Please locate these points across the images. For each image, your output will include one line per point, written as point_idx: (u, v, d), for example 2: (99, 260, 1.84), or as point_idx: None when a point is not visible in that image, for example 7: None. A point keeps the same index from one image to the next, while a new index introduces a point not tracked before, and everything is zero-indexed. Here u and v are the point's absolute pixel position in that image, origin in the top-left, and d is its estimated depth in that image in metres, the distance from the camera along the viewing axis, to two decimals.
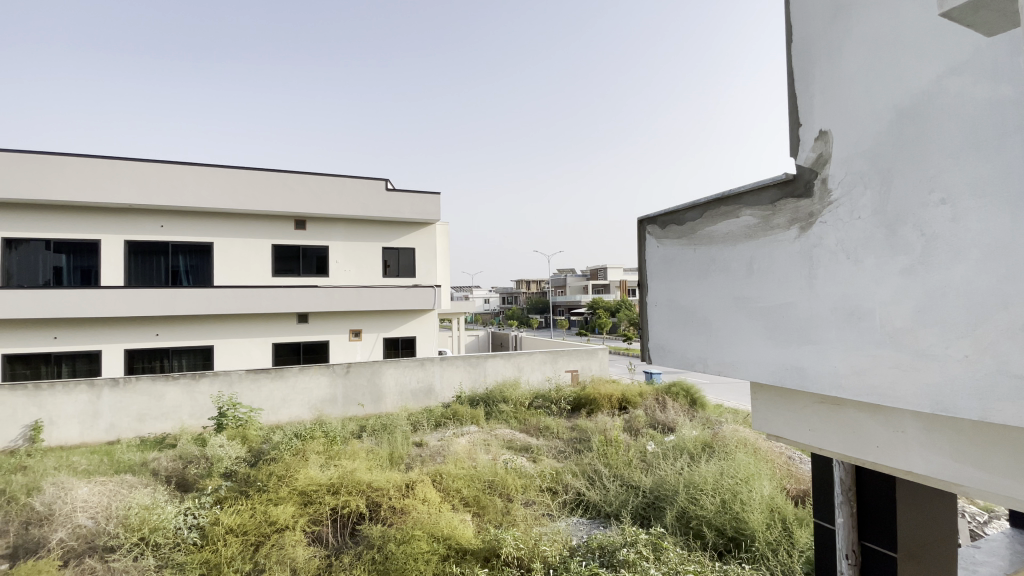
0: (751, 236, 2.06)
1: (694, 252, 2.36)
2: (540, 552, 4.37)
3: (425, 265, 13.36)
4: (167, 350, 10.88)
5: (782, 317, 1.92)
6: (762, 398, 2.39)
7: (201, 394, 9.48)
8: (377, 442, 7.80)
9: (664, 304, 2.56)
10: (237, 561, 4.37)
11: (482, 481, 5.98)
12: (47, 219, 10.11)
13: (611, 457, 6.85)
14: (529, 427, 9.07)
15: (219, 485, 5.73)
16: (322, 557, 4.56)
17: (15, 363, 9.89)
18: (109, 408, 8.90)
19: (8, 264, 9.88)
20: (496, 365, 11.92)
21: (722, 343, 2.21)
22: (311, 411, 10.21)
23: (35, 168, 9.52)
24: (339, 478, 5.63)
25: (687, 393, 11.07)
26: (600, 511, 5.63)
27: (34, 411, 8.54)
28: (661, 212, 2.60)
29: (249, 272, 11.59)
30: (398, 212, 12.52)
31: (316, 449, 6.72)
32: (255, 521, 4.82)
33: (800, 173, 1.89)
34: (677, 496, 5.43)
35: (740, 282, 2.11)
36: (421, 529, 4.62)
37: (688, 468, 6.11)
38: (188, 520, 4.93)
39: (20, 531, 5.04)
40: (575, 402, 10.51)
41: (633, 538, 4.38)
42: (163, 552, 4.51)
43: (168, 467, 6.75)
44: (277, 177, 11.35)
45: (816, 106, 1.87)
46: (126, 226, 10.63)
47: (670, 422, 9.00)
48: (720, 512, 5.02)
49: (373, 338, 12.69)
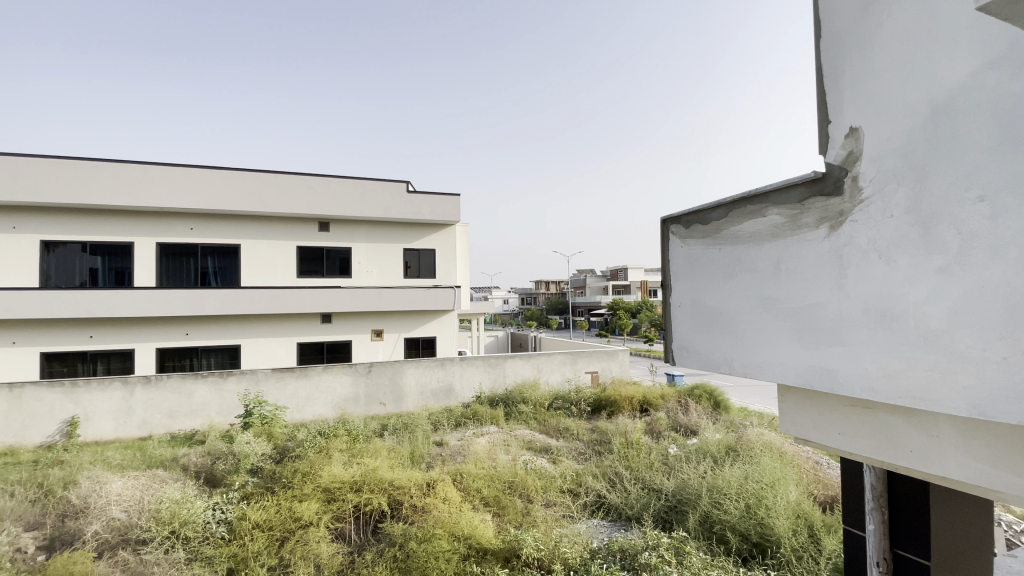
0: (777, 236, 2.03)
1: (719, 252, 2.33)
2: (561, 554, 4.36)
3: (446, 266, 13.46)
4: (196, 349, 11.21)
5: (811, 318, 1.88)
6: (791, 401, 2.35)
7: (229, 392, 9.73)
8: (398, 441, 7.89)
9: (689, 305, 2.53)
10: (263, 556, 4.48)
11: (502, 481, 6.00)
12: (83, 222, 10.52)
13: (632, 460, 6.79)
14: (548, 428, 9.06)
15: (246, 481, 5.88)
16: (345, 553, 4.63)
17: (53, 361, 10.30)
18: (142, 405, 9.21)
19: (47, 266, 10.30)
20: (515, 366, 11.92)
21: (748, 344, 2.19)
22: (334, 409, 10.38)
23: (73, 174, 9.97)
24: (361, 476, 5.71)
25: (710, 395, 10.89)
26: (620, 514, 5.60)
27: (70, 407, 8.87)
28: (684, 212, 2.57)
29: (274, 273, 11.85)
30: (419, 213, 12.62)
31: (339, 447, 6.84)
32: (280, 517, 4.93)
33: (830, 170, 1.85)
34: (700, 500, 5.34)
35: (766, 283, 2.08)
36: (442, 528, 4.66)
37: (711, 472, 6.01)
38: (216, 515, 5.08)
39: (58, 522, 5.26)
40: (596, 403, 10.44)
41: (654, 542, 4.35)
42: (193, 545, 4.65)
43: (197, 463, 6.95)
44: (301, 180, 11.59)
45: (846, 102, 1.83)
46: (157, 229, 11.00)
47: (692, 424, 8.88)
48: (744, 517, 4.93)
49: (394, 338, 12.84)
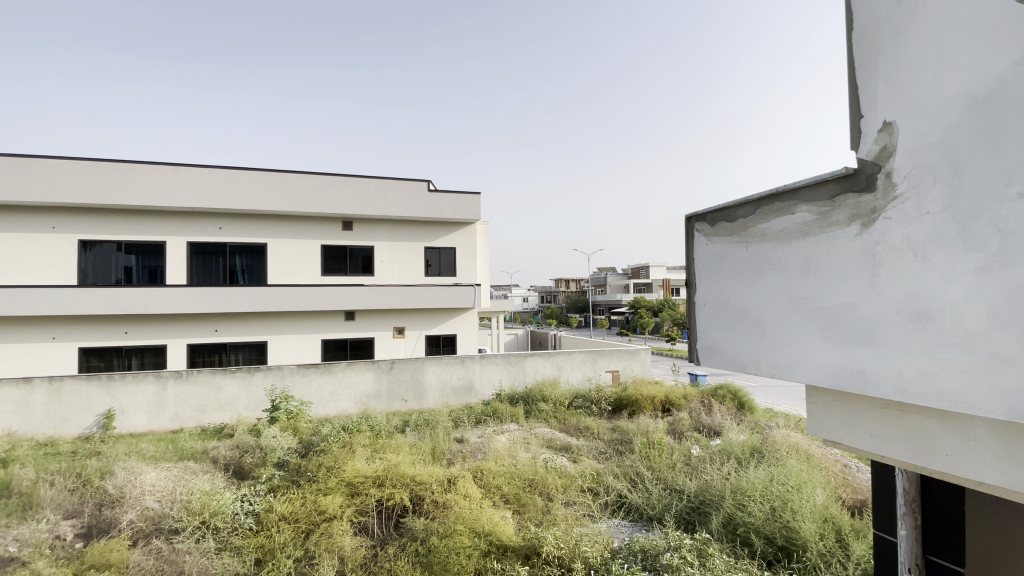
0: (806, 233, 1.99)
1: (746, 250, 2.30)
2: (581, 553, 4.36)
3: (466, 264, 13.52)
4: (225, 345, 11.54)
5: (842, 319, 1.84)
6: (819, 402, 2.31)
7: (256, 387, 9.98)
8: (420, 438, 7.98)
9: (714, 304, 2.50)
10: (289, 547, 4.60)
11: (523, 479, 6.02)
12: (118, 222, 10.92)
13: (654, 460, 6.72)
14: (568, 427, 9.04)
15: (273, 474, 6.04)
16: (368, 547, 4.71)
17: (91, 356, 10.73)
18: (173, 399, 9.52)
19: (84, 264, 10.72)
20: (535, 364, 11.92)
21: (775, 345, 2.15)
22: (357, 405, 10.58)
23: (108, 176, 10.38)
24: (384, 471, 5.80)
25: (734, 396, 10.70)
26: (642, 514, 5.57)
27: (107, 400, 9.24)
28: (709, 209, 2.54)
29: (299, 271, 12.09)
30: (440, 212, 12.71)
31: (362, 442, 6.96)
32: (306, 510, 5.05)
33: (862, 166, 1.81)
34: (723, 502, 5.27)
35: (795, 282, 2.04)
36: (463, 524, 4.70)
37: (735, 474, 5.91)
38: (244, 507, 5.23)
39: (95, 511, 5.49)
40: (617, 403, 10.38)
41: (676, 543, 4.31)
42: (222, 535, 4.81)
43: (226, 455, 7.16)
44: (325, 180, 11.81)
45: (880, 96, 1.78)
46: (188, 228, 11.35)
47: (716, 425, 8.75)
48: (769, 520, 4.84)
49: (415, 336, 12.98)
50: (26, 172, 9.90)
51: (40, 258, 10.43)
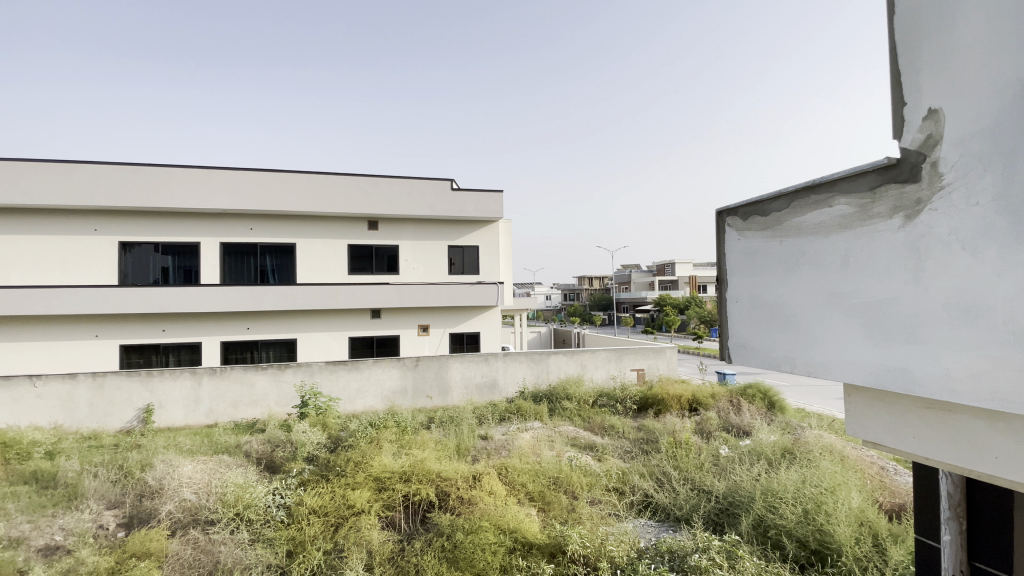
0: (845, 227, 1.92)
1: (779, 244, 2.23)
2: (607, 552, 4.33)
3: (489, 262, 13.55)
4: (257, 342, 11.88)
5: (884, 316, 1.77)
6: (857, 404, 2.23)
7: (286, 383, 10.24)
8: (445, 434, 8.04)
9: (747, 300, 2.44)
10: (319, 540, 4.70)
11: (548, 477, 6.01)
12: (155, 224, 11.33)
13: (681, 460, 6.61)
14: (593, 425, 8.98)
15: (303, 468, 6.19)
16: (395, 541, 4.79)
17: (131, 353, 11.18)
18: (208, 394, 9.85)
19: (124, 265, 11.18)
20: (559, 362, 11.87)
21: (811, 343, 2.09)
22: (383, 401, 10.75)
23: (146, 180, 10.78)
24: (410, 467, 5.88)
25: (764, 395, 10.44)
26: (669, 514, 5.50)
27: (146, 395, 9.61)
28: (741, 202, 2.48)
29: (327, 271, 12.34)
30: (464, 211, 12.78)
31: (389, 437, 7.07)
32: (335, 503, 5.15)
33: (905, 155, 1.72)
34: (754, 503, 5.15)
35: (833, 277, 1.97)
36: (488, 520, 4.72)
37: (766, 474, 5.77)
38: (276, 500, 5.37)
39: (136, 501, 5.73)
40: (642, 401, 10.26)
41: (704, 544, 4.24)
42: (255, 527, 4.95)
43: (259, 449, 7.38)
44: (351, 181, 12.01)
45: (924, 82, 1.71)
46: (220, 229, 11.71)
47: (745, 425, 8.56)
48: (801, 523, 4.70)
49: (440, 334, 13.09)
50: (70, 178, 10.38)
51: (83, 259, 10.91)
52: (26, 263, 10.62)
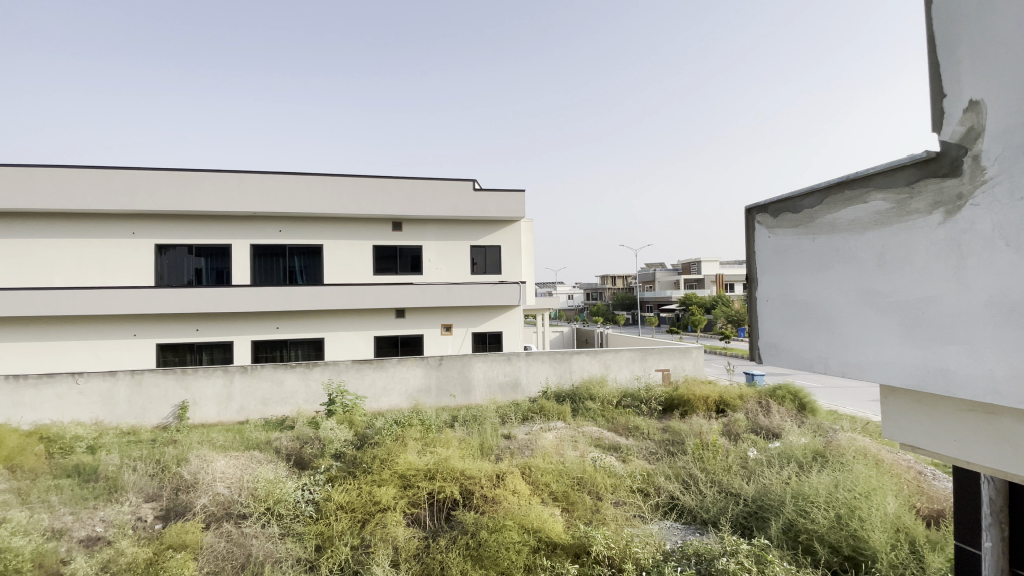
0: (881, 223, 1.86)
1: (812, 241, 2.18)
2: (632, 553, 4.30)
3: (512, 262, 13.58)
4: (286, 341, 12.18)
5: (924, 314, 1.72)
6: (895, 406, 2.16)
7: (314, 381, 10.47)
8: (468, 433, 8.09)
9: (778, 299, 2.38)
10: (347, 536, 4.80)
11: (571, 477, 5.99)
12: (189, 227, 11.73)
13: (708, 462, 6.51)
14: (617, 426, 8.92)
15: (331, 465, 6.33)
16: (420, 537, 4.85)
17: (167, 351, 11.61)
18: (240, 392, 10.15)
19: (160, 267, 11.61)
20: (582, 362, 11.81)
21: (846, 344, 2.03)
22: (408, 399, 10.89)
23: (180, 184, 11.17)
24: (435, 464, 5.94)
25: (794, 396, 10.17)
26: (696, 517, 5.43)
27: (182, 392, 9.95)
28: (772, 199, 2.42)
29: (352, 271, 12.57)
30: (486, 211, 12.83)
31: (414, 435, 7.16)
32: (362, 500, 5.24)
33: (945, 149, 1.67)
34: (784, 507, 5.03)
35: (869, 274, 1.91)
36: (512, 519, 4.74)
37: (797, 478, 5.62)
38: (305, 495, 5.51)
39: (173, 494, 5.95)
40: (667, 402, 10.13)
41: (732, 548, 4.16)
42: (286, 521, 5.09)
43: (288, 446, 7.57)
44: (375, 183, 12.20)
45: (964, 72, 1.64)
46: (250, 231, 12.05)
47: (775, 428, 8.37)
48: (834, 528, 4.56)
49: (463, 333, 13.18)
50: (109, 184, 10.84)
51: (122, 262, 11.38)
52: (70, 266, 11.14)
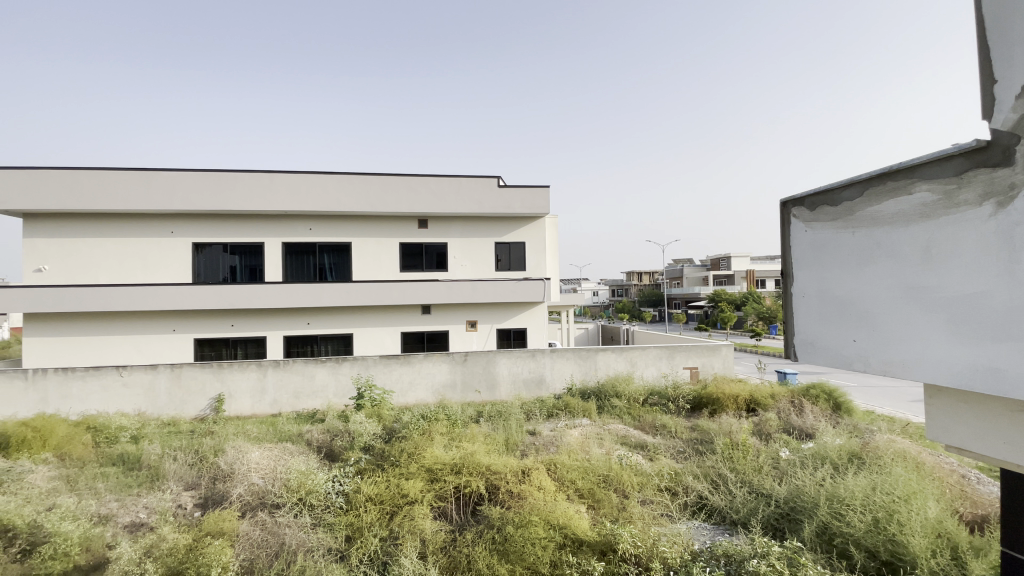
0: (927, 216, 1.79)
1: (852, 235, 2.10)
2: (660, 553, 4.26)
3: (536, 258, 13.55)
4: (316, 337, 12.49)
5: (973, 311, 1.65)
6: (940, 407, 2.08)
7: (343, 375, 10.70)
8: (493, 428, 8.14)
9: (816, 295, 2.31)
10: (376, 527, 4.90)
11: (597, 474, 5.95)
12: (224, 226, 12.14)
13: (738, 462, 6.38)
14: (644, 424, 8.83)
15: (360, 457, 6.47)
16: (447, 531, 4.91)
17: (204, 346, 12.04)
18: (273, 385, 10.46)
19: (197, 265, 12.06)
20: (608, 359, 11.71)
21: (888, 341, 1.96)
22: (434, 394, 11.04)
23: (215, 185, 11.55)
24: (461, 459, 6.01)
25: (829, 396, 9.85)
26: (725, 517, 5.35)
27: (218, 385, 10.32)
28: (809, 192, 2.35)
29: (380, 268, 12.79)
30: (511, 208, 12.80)
31: (440, 430, 7.24)
32: (390, 492, 5.34)
33: (997, 137, 1.59)
34: (818, 510, 4.89)
35: (913, 269, 1.84)
36: (538, 515, 4.75)
37: (832, 480, 5.45)
38: (335, 487, 5.65)
39: (211, 483, 6.19)
40: (696, 400, 9.96)
41: (763, 550, 4.07)
42: (317, 512, 5.23)
43: (319, 438, 7.77)
44: (402, 181, 12.36)
45: (1017, 56, 1.56)
46: (282, 230, 12.38)
47: (808, 428, 8.14)
48: (871, 532, 4.41)
49: (488, 329, 13.25)
50: (149, 185, 11.28)
51: (162, 260, 11.86)
52: (114, 264, 11.67)
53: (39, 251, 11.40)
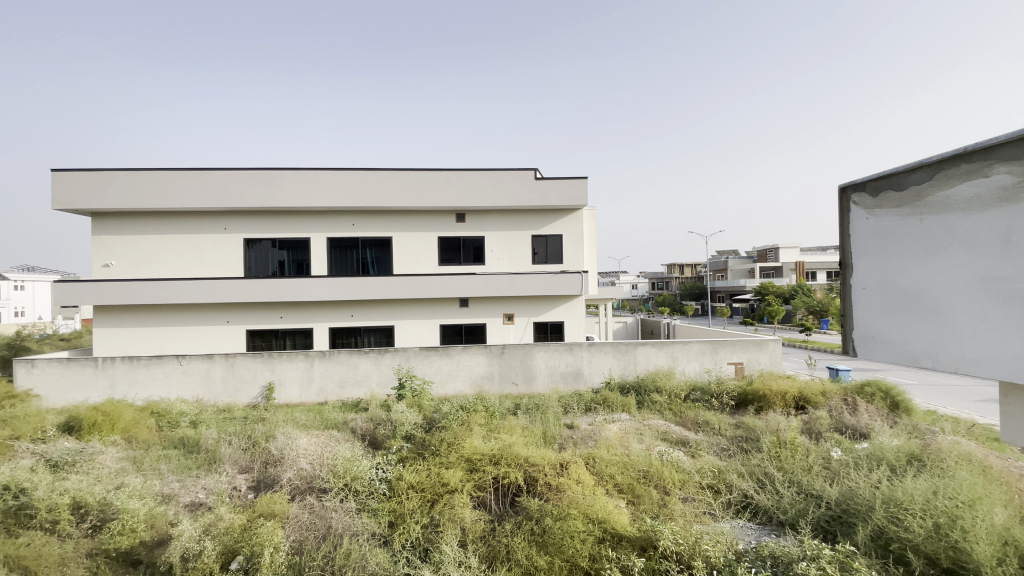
0: (1007, 201, 1.66)
1: (919, 222, 1.95)
2: (702, 551, 4.17)
3: (574, 251, 13.42)
4: (359, 329, 12.88)
5: None
6: (1013, 406, 1.95)
7: (385, 366, 11.00)
8: (531, 421, 8.18)
9: (877, 287, 2.15)
10: (417, 514, 5.02)
11: (637, 470, 5.87)
12: (273, 223, 12.67)
13: (786, 461, 6.14)
14: (685, 420, 8.65)
15: (402, 446, 6.65)
16: (486, 520, 4.98)
17: (256, 337, 12.65)
18: (319, 374, 10.88)
19: (249, 260, 12.65)
20: (648, 353, 11.50)
21: (957, 335, 1.84)
22: (473, 386, 11.18)
23: (263, 183, 12.03)
24: (499, 451, 6.06)
25: (886, 394, 9.32)
26: (772, 518, 5.18)
27: (269, 374, 10.82)
28: (871, 177, 2.19)
29: (419, 262, 13.03)
30: (548, 200, 12.68)
31: (478, 420, 7.33)
32: (431, 481, 5.45)
33: None
34: (873, 513, 4.66)
35: (990, 258, 1.71)
36: (576, 508, 4.72)
37: (888, 482, 5.16)
38: (379, 474, 5.83)
39: (263, 466, 6.53)
40: (740, 397, 9.67)
41: (813, 552, 3.90)
42: (362, 497, 5.43)
43: (363, 426, 8.03)
44: (440, 175, 12.52)
45: None
46: (326, 226, 12.79)
47: (863, 427, 7.75)
48: (932, 538, 4.14)
49: (525, 322, 13.28)
50: (204, 184, 11.90)
51: (216, 255, 12.51)
52: (173, 259, 12.41)
53: (106, 247, 12.22)
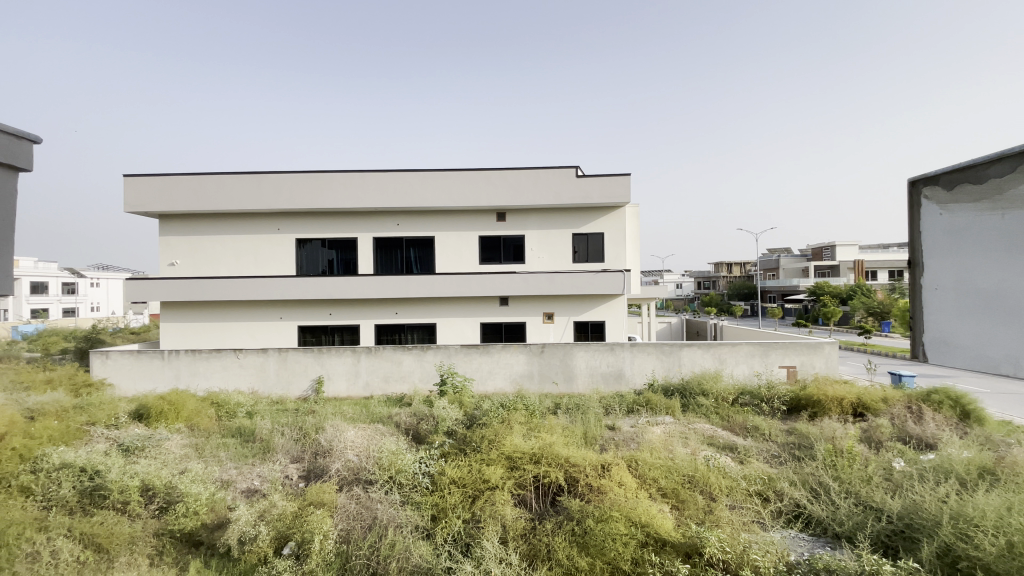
0: None
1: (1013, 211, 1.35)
2: (750, 560, 4.03)
3: (616, 250, 13.22)
4: (403, 326, 13.21)
5: None
6: None
7: (428, 363, 11.21)
8: (571, 420, 8.15)
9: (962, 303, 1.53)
10: (458, 509, 5.09)
11: (681, 474, 5.70)
12: (322, 223, 13.18)
13: (842, 471, 5.82)
14: (733, 425, 8.36)
15: (444, 441, 6.77)
16: (527, 519, 4.99)
17: (307, 333, 13.20)
18: (365, 369, 11.22)
19: (300, 259, 13.21)
20: (693, 355, 11.18)
21: None
22: (512, 384, 11.23)
23: (313, 185, 12.53)
24: (539, 449, 6.05)
25: (955, 401, 8.66)
26: (826, 529, 4.94)
27: (319, 368, 11.27)
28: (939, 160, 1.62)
29: (461, 261, 13.21)
30: (589, 198, 12.55)
31: (519, 419, 7.36)
32: (472, 477, 5.52)
33: None
34: (939, 528, 4.35)
35: None
36: (618, 511, 4.65)
37: (958, 496, 4.79)
38: (422, 468, 5.98)
39: (314, 457, 6.81)
40: (793, 402, 9.26)
41: (871, 567, 3.69)
42: (405, 490, 5.56)
43: (406, 421, 8.22)
44: (481, 175, 12.65)
45: None
46: (372, 225, 13.17)
47: (929, 437, 7.24)
48: (1005, 557, 3.80)
49: (565, 321, 13.20)
50: (259, 187, 12.52)
51: (270, 255, 13.14)
52: (231, 258, 13.13)
53: (172, 247, 13.07)
